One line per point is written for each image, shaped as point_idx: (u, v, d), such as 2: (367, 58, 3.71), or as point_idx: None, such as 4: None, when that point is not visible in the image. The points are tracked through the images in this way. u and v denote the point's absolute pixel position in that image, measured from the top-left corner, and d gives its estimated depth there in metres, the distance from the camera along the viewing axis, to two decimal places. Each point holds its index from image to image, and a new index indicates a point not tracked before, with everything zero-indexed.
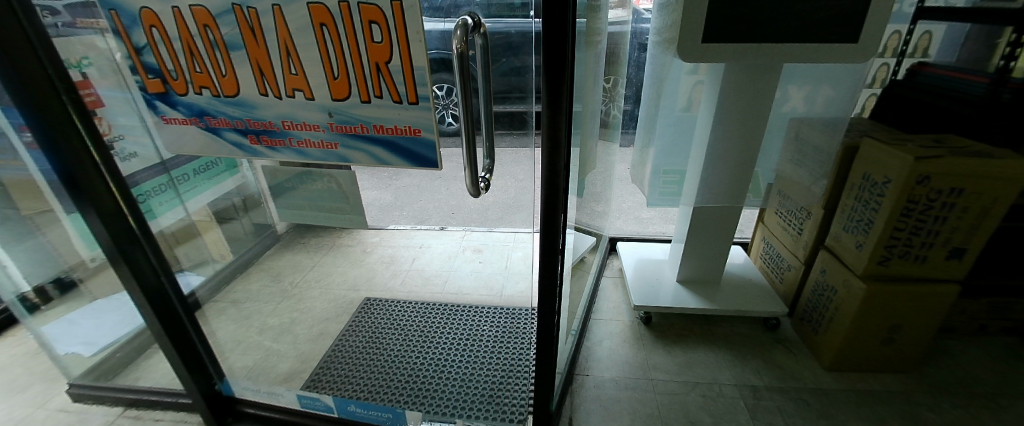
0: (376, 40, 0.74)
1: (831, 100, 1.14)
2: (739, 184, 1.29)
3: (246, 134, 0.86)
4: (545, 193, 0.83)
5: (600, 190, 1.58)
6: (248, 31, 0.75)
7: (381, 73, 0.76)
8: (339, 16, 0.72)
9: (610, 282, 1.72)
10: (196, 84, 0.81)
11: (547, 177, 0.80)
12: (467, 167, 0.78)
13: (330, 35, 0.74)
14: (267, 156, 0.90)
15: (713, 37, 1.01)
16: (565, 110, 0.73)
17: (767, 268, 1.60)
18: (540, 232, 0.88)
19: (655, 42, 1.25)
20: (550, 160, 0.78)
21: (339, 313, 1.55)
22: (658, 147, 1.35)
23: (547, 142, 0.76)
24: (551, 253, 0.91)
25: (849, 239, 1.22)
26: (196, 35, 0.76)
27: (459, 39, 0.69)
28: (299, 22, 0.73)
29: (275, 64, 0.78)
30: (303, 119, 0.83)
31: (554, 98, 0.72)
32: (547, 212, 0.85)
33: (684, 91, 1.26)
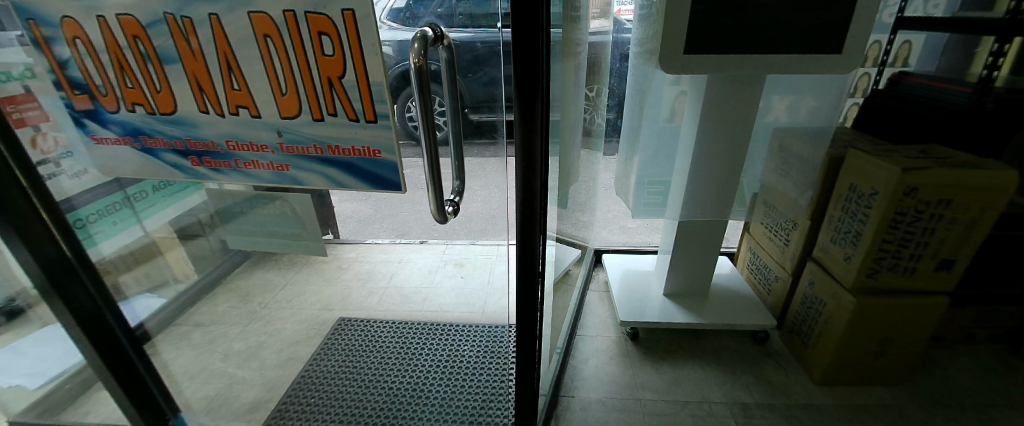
0: (328, 53, 0.70)
1: (817, 110, 1.12)
2: (725, 196, 1.25)
3: (187, 155, 0.80)
4: (520, 213, 0.78)
5: (584, 201, 1.53)
6: (185, 42, 0.69)
7: (334, 89, 0.73)
8: (284, 27, 0.68)
9: (596, 296, 1.66)
10: (129, 100, 0.75)
11: (523, 196, 0.75)
12: (431, 192, 0.72)
13: (275, 47, 0.70)
14: (210, 178, 0.84)
15: (694, 48, 0.97)
16: (540, 126, 0.68)
17: (754, 279, 1.57)
18: (518, 253, 0.83)
19: (636, 53, 1.23)
20: (526, 179, 0.73)
21: (311, 335, 1.46)
22: (642, 156, 1.32)
23: (522, 159, 0.71)
24: (529, 275, 0.86)
25: (836, 251, 1.19)
26: (126, 47, 0.70)
27: (417, 52, 0.65)
28: (241, 33, 0.69)
29: (219, 79, 0.72)
30: (249, 139, 0.78)
31: (528, 113, 0.66)
32: (524, 233, 0.80)
33: (668, 101, 1.23)
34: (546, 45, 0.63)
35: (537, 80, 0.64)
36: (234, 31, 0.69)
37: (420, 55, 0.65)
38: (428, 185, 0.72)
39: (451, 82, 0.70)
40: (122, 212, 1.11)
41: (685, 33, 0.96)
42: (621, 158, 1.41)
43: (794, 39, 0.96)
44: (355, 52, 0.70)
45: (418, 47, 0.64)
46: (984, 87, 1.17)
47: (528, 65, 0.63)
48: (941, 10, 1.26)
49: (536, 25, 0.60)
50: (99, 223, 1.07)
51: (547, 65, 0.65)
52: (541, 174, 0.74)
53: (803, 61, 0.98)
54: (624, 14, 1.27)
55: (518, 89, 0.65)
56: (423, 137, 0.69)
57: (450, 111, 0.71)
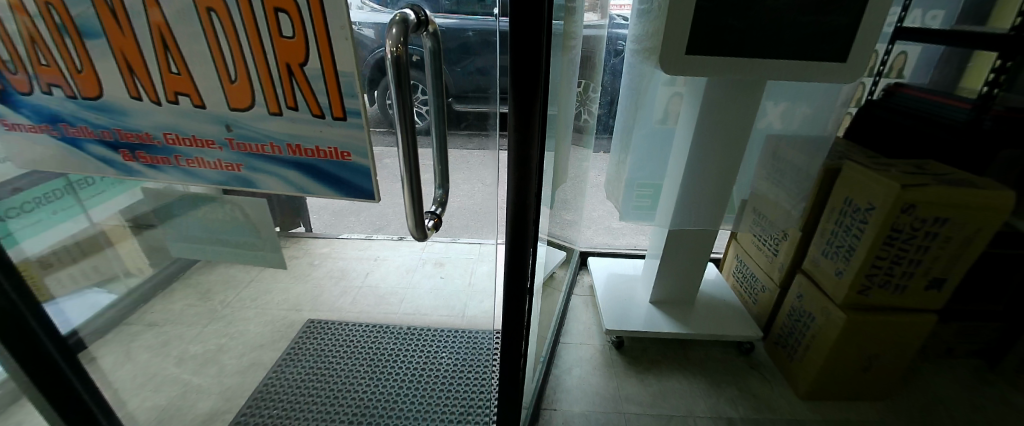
0: (287, 35, 0.62)
1: (809, 119, 1.09)
2: (719, 205, 1.20)
3: (118, 148, 0.72)
4: (511, 221, 0.72)
5: (571, 200, 1.46)
6: (106, 14, 0.61)
7: (293, 77, 0.65)
8: (233, 1, 0.60)
9: (580, 301, 1.61)
10: (44, 80, 0.67)
11: (513, 201, 0.70)
12: (410, 203, 0.65)
13: (222, 23, 0.62)
14: (146, 174, 0.76)
15: (698, 49, 0.88)
16: (538, 131, 0.63)
17: (738, 286, 1.54)
18: (505, 266, 0.77)
19: (632, 51, 1.17)
20: (518, 184, 0.67)
21: (276, 338, 1.37)
22: (633, 159, 1.25)
23: (514, 162, 0.66)
24: (517, 286, 0.80)
25: (828, 266, 1.16)
26: (37, 16, 0.62)
27: (394, 40, 0.57)
28: (178, 6, 0.61)
29: (155, 57, 0.64)
30: (193, 133, 0.70)
31: (525, 113, 0.61)
32: (514, 242, 0.74)
33: (661, 103, 1.17)
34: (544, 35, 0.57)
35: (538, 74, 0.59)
36: (172, 3, 0.61)
37: (397, 45, 0.57)
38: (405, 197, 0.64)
39: (434, 74, 0.63)
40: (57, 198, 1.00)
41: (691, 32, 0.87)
42: (612, 159, 1.35)
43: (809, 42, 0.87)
44: (323, 36, 0.62)
45: (396, 33, 0.57)
46: (984, 104, 1.14)
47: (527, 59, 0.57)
48: (939, 22, 1.23)
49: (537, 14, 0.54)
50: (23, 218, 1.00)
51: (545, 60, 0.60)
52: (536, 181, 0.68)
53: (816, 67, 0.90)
54: (619, 9, 1.21)
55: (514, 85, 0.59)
56: (401, 137, 0.61)
57: (434, 109, 0.64)
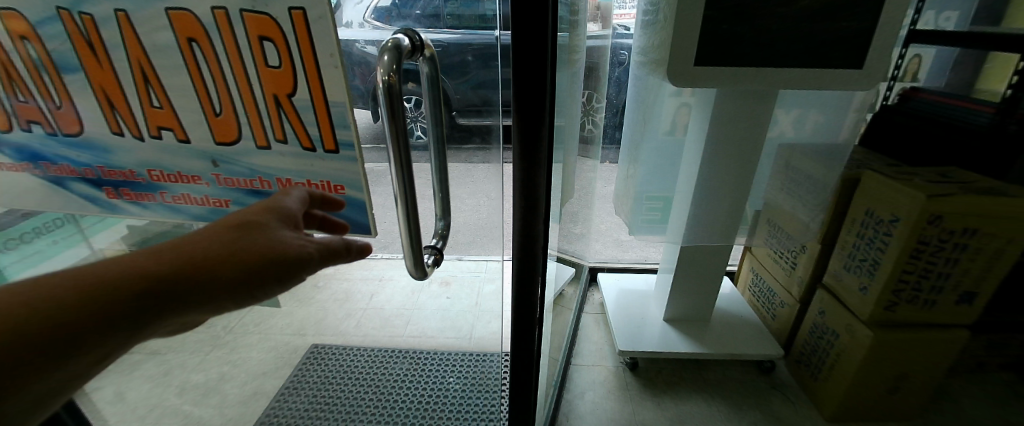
0: (273, 64, 0.75)
1: (821, 126, 1.04)
2: (733, 219, 1.16)
3: (101, 186, 0.92)
4: (519, 249, 0.68)
5: (579, 212, 1.42)
6: (85, 50, 0.76)
7: (280, 106, 0.79)
8: (223, 38, 0.73)
9: (591, 320, 1.56)
10: (25, 119, 0.84)
11: (519, 229, 0.66)
12: (407, 241, 0.63)
13: (207, 55, 0.75)
14: (127, 206, 0.95)
15: (706, 59, 0.84)
16: (546, 160, 0.60)
17: (756, 301, 1.49)
18: (513, 297, 0.74)
19: (638, 62, 1.13)
20: (527, 208, 0.64)
21: (280, 364, 1.34)
22: (642, 174, 1.21)
23: (520, 187, 0.62)
24: (526, 317, 0.76)
25: (851, 281, 1.11)
26: (22, 57, 0.78)
27: (385, 66, 0.54)
28: (163, 42, 0.74)
29: (151, 97, 0.80)
30: (178, 173, 0.88)
31: (533, 135, 0.58)
32: (522, 271, 0.70)
33: (669, 114, 1.13)
34: (550, 50, 0.54)
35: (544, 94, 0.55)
36: (160, 47, 0.75)
37: (389, 69, 0.53)
38: (403, 231, 0.62)
39: (432, 100, 0.60)
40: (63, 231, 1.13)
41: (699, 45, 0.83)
42: (620, 172, 1.32)
43: (826, 49, 0.82)
44: (303, 60, 0.75)
45: (388, 58, 0.53)
46: (1008, 108, 1.09)
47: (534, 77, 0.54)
48: (952, 23, 1.18)
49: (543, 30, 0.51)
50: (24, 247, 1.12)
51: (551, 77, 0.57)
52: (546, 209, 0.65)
53: (834, 75, 0.85)
54: (621, 18, 1.18)
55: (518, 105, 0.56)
56: (395, 172, 0.58)
57: (432, 135, 0.61)
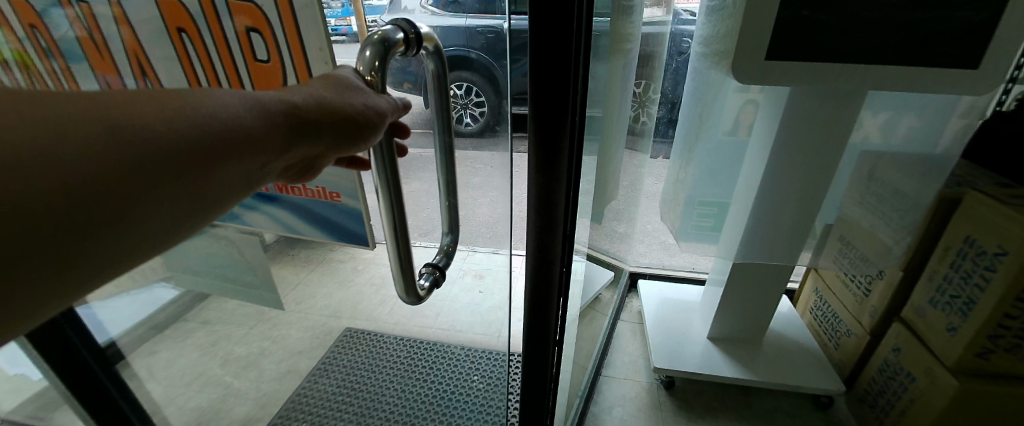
0: (258, 55, 0.77)
1: (914, 133, 0.88)
2: (797, 235, 1.03)
3: None
4: (534, 245, 0.67)
5: (623, 211, 1.33)
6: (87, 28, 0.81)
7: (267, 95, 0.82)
8: (205, 22, 0.75)
9: (627, 328, 1.48)
10: None
11: (536, 223, 0.64)
12: (397, 265, 0.64)
13: (191, 39, 0.78)
14: None
15: (779, 53, 0.70)
16: (568, 162, 0.59)
17: (816, 325, 1.34)
18: (536, 305, 0.73)
19: (698, 54, 1.02)
20: (545, 203, 0.62)
21: (314, 346, 1.37)
22: (694, 177, 1.10)
23: (538, 180, 0.60)
24: (547, 325, 0.75)
25: (938, 319, 0.96)
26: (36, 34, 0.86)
27: (365, 65, 0.51)
28: (152, 22, 0.77)
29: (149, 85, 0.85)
30: None
31: (554, 127, 0.56)
32: (540, 268, 0.69)
33: (732, 112, 1.01)
34: (579, 35, 0.51)
35: (567, 83, 0.53)
36: (154, 40, 0.79)
37: (370, 68, 0.51)
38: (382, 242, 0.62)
39: (436, 91, 0.60)
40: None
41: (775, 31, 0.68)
42: (673, 172, 1.20)
43: (943, 40, 0.65)
44: (287, 54, 0.76)
45: (371, 52, 0.51)
46: None
47: (558, 65, 0.52)
48: None
49: (568, 15, 0.49)
50: None
51: (582, 66, 0.54)
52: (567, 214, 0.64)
53: (949, 76, 0.67)
54: (686, 2, 1.06)
55: (543, 94, 0.53)
56: (380, 189, 0.59)
57: (438, 127, 0.61)
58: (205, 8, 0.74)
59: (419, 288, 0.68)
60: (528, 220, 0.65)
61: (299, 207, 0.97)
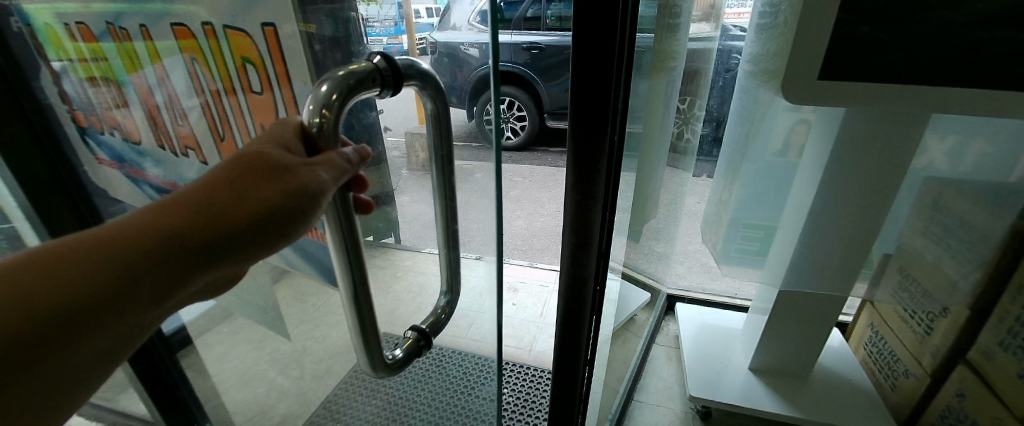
0: (256, 89, 0.72)
1: (987, 160, 0.82)
2: (850, 265, 0.96)
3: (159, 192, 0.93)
4: (568, 261, 0.67)
5: (663, 230, 1.30)
6: (123, 50, 0.79)
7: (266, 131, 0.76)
8: (208, 45, 0.71)
9: (662, 352, 1.43)
10: (108, 125, 0.90)
11: (570, 238, 0.65)
12: (356, 332, 0.60)
13: (200, 67, 0.74)
14: None
15: (834, 75, 0.67)
16: (604, 179, 0.58)
17: (871, 362, 1.25)
18: (567, 322, 0.73)
19: (748, 72, 0.99)
20: (580, 220, 0.62)
21: None
22: (738, 198, 1.06)
23: (574, 196, 0.61)
24: (579, 343, 0.74)
25: (1010, 364, 0.88)
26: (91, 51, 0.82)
27: (310, 113, 0.46)
28: (168, 44, 0.74)
29: (175, 114, 0.82)
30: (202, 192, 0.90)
31: (592, 144, 0.56)
32: (572, 285, 0.69)
33: (781, 132, 0.97)
34: (622, 53, 0.52)
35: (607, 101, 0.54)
36: (173, 65, 0.76)
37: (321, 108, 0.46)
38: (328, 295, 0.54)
39: (433, 124, 0.57)
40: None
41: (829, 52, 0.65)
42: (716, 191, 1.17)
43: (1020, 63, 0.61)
44: (283, 87, 0.69)
45: (325, 90, 0.45)
46: None
47: (598, 83, 0.53)
48: None
49: (610, 36, 0.50)
50: None
51: (621, 84, 0.54)
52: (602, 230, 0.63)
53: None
54: (738, 17, 1.04)
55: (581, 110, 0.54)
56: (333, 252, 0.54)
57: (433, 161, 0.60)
58: (209, 36, 0.69)
59: (387, 358, 0.63)
60: (562, 236, 0.65)
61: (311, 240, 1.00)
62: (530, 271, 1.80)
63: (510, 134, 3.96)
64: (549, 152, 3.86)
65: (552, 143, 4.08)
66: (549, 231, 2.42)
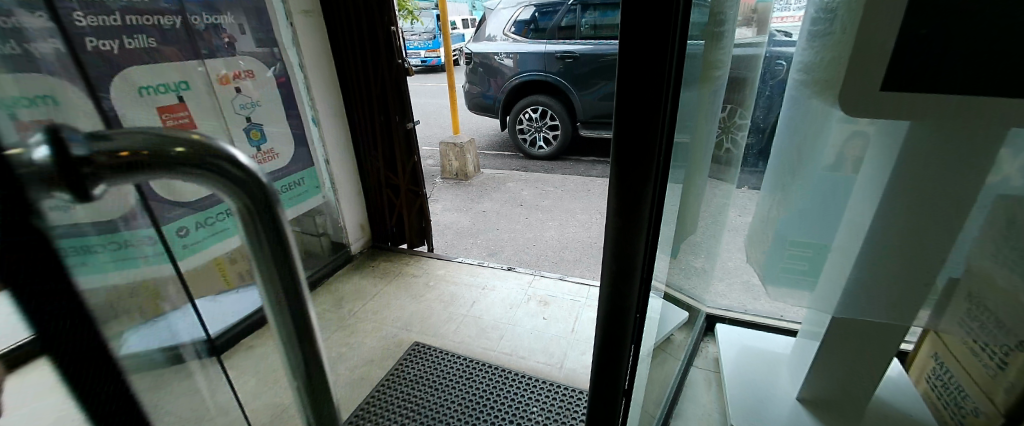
0: None
1: None
2: (912, 290, 0.87)
3: None
4: (607, 287, 0.63)
5: (704, 246, 1.24)
6: None
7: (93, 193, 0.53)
8: None
9: (701, 376, 1.38)
10: None
11: (612, 265, 0.61)
12: None
13: None
14: None
15: (899, 83, 0.60)
16: (649, 197, 0.55)
17: (936, 397, 1.14)
18: (602, 347, 0.69)
19: (796, 80, 0.92)
20: (622, 245, 0.58)
21: (385, 356, 1.42)
22: (785, 217, 0.97)
23: (616, 222, 0.57)
24: (617, 370, 0.70)
25: None
26: None
27: None
28: None
29: None
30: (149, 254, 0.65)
31: (639, 168, 0.53)
32: (611, 311, 0.65)
33: (835, 146, 0.87)
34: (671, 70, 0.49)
35: (654, 121, 0.50)
36: None
37: None
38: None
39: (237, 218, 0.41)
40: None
41: (894, 60, 0.58)
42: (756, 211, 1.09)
43: None
44: None
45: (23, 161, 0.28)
46: None
47: (645, 103, 0.49)
48: None
49: (661, 46, 0.47)
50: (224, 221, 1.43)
51: (671, 98, 0.51)
52: (644, 252, 0.59)
53: None
54: (782, 22, 0.98)
55: (625, 126, 0.51)
56: None
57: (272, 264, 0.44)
58: None
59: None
60: (602, 264, 0.62)
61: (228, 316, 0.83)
62: (562, 284, 1.76)
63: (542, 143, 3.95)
64: (581, 162, 3.82)
65: (585, 153, 4.04)
66: (581, 243, 2.39)
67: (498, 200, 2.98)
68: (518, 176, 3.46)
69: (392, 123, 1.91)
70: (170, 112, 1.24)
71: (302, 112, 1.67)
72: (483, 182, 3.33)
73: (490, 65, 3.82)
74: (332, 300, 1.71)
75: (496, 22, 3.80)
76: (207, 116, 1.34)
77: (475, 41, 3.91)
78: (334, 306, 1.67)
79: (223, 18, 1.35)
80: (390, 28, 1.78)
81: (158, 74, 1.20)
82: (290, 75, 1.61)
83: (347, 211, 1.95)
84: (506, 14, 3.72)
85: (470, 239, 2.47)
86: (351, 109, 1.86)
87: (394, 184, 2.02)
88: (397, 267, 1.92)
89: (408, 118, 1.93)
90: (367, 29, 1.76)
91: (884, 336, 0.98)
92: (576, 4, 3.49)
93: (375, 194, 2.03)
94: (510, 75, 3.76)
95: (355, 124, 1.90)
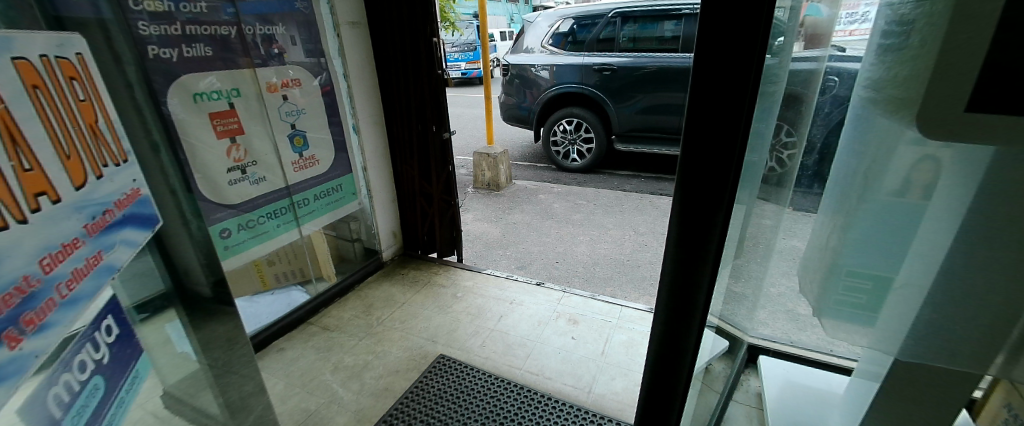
0: None
1: None
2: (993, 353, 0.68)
3: (15, 319, 0.53)
4: (663, 311, 0.69)
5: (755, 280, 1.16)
6: (50, 83, 0.61)
7: None
8: None
9: (741, 412, 1.31)
10: (75, 172, 0.62)
11: (672, 299, 0.67)
12: None
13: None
14: (64, 320, 0.60)
15: (990, 103, 0.47)
16: (725, 205, 0.58)
17: None
18: (662, 345, 0.73)
19: (864, 95, 0.79)
20: (687, 277, 0.64)
21: (410, 367, 1.40)
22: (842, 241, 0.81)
23: (681, 257, 0.63)
24: (675, 369, 0.74)
25: None
26: (54, 83, 0.61)
27: None
28: (12, 86, 0.55)
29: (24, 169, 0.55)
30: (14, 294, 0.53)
31: (707, 212, 0.58)
32: (671, 312, 0.68)
33: (900, 168, 0.71)
34: (750, 86, 0.51)
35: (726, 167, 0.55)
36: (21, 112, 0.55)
37: None
38: None
39: None
40: (277, 192, 1.47)
41: (988, 72, 0.46)
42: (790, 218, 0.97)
43: None
44: None
45: None
46: None
47: (720, 153, 0.55)
48: None
49: (741, 67, 0.50)
50: (270, 222, 1.47)
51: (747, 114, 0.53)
52: (713, 260, 0.62)
53: None
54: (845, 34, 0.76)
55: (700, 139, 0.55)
56: None
57: None
58: None
59: None
60: (664, 262, 0.66)
61: (111, 388, 0.72)
62: (592, 303, 1.71)
63: (575, 156, 3.91)
64: (614, 176, 3.75)
65: (619, 167, 3.97)
66: (613, 260, 2.33)
67: (528, 212, 2.96)
68: (550, 188, 3.42)
69: (429, 133, 1.90)
70: (222, 117, 1.28)
71: (344, 119, 1.70)
72: (515, 194, 3.31)
73: (527, 76, 3.82)
74: (361, 306, 1.72)
75: (535, 34, 3.81)
76: (254, 122, 1.38)
77: (513, 52, 3.93)
78: (363, 312, 1.68)
79: (275, 28, 1.40)
80: (432, 40, 1.75)
81: (216, 81, 1.26)
82: (335, 84, 1.64)
83: (380, 218, 1.97)
84: (545, 27, 3.74)
85: (499, 251, 2.45)
86: (391, 118, 1.89)
87: (428, 193, 2.01)
88: (426, 277, 1.92)
89: (445, 128, 1.90)
90: (410, 41, 1.75)
91: (955, 387, 0.86)
92: (616, 17, 3.49)
93: (410, 202, 2.04)
94: (547, 87, 3.75)
95: (394, 133, 1.92)
